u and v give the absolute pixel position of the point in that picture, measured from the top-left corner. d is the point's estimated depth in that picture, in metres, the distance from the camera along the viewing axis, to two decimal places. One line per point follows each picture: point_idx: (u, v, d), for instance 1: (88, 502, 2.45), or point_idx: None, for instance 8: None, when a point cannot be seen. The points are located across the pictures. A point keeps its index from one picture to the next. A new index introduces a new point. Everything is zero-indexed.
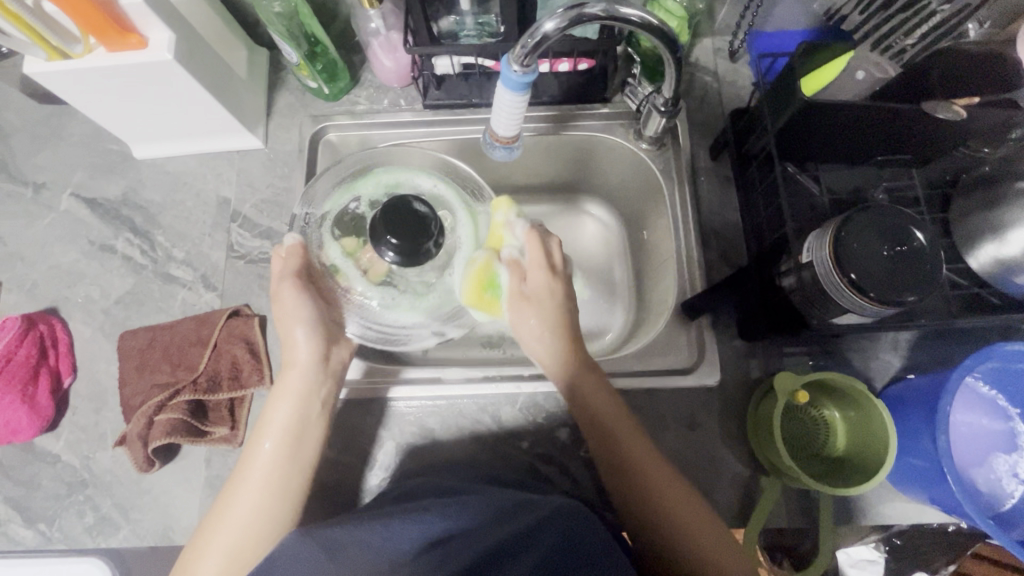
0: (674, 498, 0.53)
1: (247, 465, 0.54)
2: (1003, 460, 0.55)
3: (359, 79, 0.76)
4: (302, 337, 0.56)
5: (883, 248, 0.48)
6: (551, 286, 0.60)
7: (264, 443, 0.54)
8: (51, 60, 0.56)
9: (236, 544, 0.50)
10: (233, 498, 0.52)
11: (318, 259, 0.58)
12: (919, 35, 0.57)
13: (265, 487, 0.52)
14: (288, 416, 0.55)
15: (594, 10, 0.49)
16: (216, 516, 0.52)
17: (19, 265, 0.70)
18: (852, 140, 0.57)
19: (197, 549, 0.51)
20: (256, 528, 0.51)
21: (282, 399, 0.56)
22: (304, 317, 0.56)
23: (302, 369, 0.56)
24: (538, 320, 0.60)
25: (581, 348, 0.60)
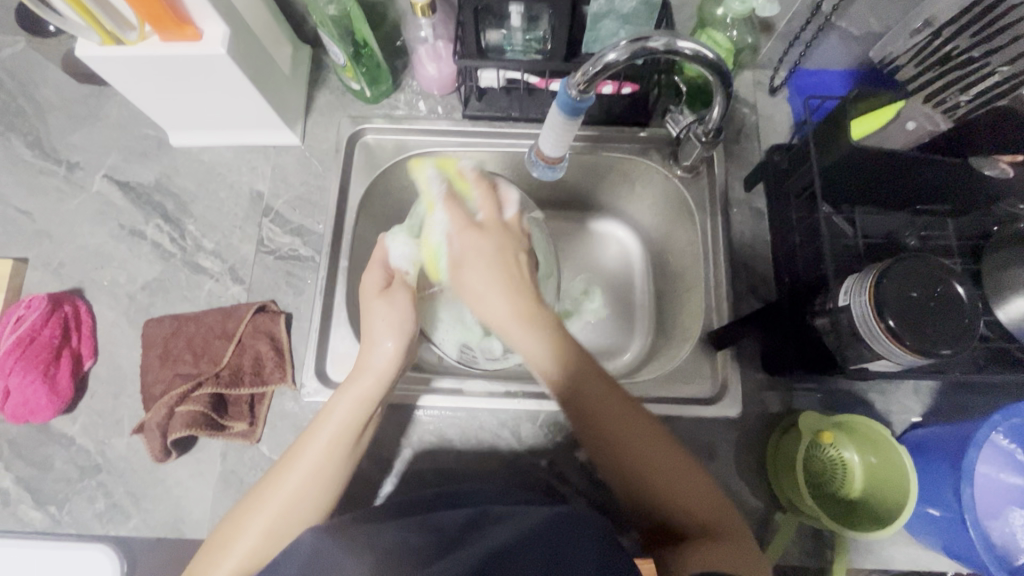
0: (683, 477, 0.49)
1: (299, 453, 0.52)
2: (1019, 515, 0.56)
3: (400, 83, 0.76)
4: (387, 345, 0.55)
5: (925, 298, 0.49)
6: (476, 244, 0.55)
7: (320, 438, 0.53)
8: (103, 45, 0.56)
9: (270, 530, 0.49)
10: (279, 482, 0.51)
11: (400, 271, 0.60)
12: (974, 93, 0.52)
13: (312, 478, 0.51)
14: (346, 413, 0.53)
15: (656, 44, 0.50)
16: (258, 497, 0.51)
17: (46, 243, 0.70)
18: (891, 187, 0.58)
19: (236, 524, 0.50)
20: (292, 514, 0.50)
21: (347, 399, 0.54)
22: (404, 330, 0.56)
23: (376, 376, 0.54)
24: (488, 298, 0.53)
25: (533, 302, 0.52)
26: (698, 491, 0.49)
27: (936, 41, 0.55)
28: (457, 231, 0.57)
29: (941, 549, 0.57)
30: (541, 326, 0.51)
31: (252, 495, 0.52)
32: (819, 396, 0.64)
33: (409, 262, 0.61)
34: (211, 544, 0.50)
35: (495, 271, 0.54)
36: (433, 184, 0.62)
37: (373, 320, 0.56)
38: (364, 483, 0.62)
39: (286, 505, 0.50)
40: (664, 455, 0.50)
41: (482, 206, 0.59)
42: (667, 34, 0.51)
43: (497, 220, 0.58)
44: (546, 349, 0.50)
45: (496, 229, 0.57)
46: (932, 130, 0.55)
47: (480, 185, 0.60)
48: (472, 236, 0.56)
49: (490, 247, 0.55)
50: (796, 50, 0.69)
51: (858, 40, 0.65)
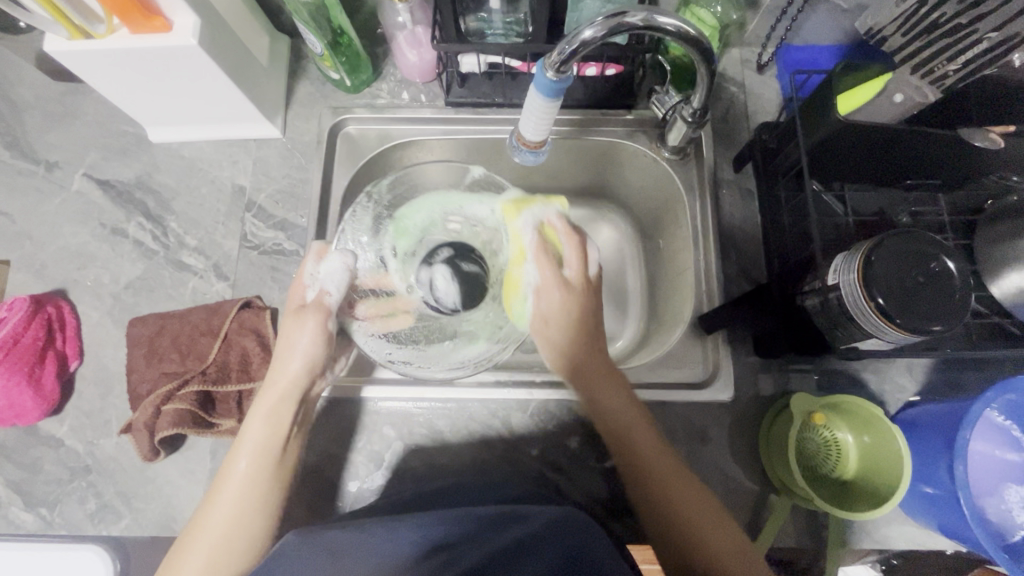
0: (678, 482, 0.52)
1: (223, 481, 0.53)
2: (1015, 491, 0.55)
3: (381, 71, 0.74)
4: (296, 363, 0.56)
5: (913, 273, 0.48)
6: (566, 306, 0.59)
7: (240, 459, 0.53)
8: (72, 40, 0.55)
9: (214, 557, 0.49)
10: (211, 510, 0.51)
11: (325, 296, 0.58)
12: (961, 62, 0.50)
13: (239, 499, 0.51)
14: (262, 432, 0.54)
15: (634, 20, 0.49)
16: (193, 527, 0.51)
17: (28, 244, 0.69)
18: (880, 161, 0.56)
19: (174, 561, 0.50)
20: (234, 538, 0.50)
21: (256, 416, 0.54)
22: (309, 348, 0.56)
23: (280, 389, 0.55)
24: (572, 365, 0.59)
25: (607, 357, 0.60)
26: (687, 492, 0.52)
27: (924, 7, 0.49)
28: (549, 283, 0.60)
29: (938, 528, 0.56)
30: (618, 384, 0.58)
31: (190, 525, 0.52)
32: (813, 377, 0.63)
33: (337, 283, 0.59)
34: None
35: (586, 337, 0.60)
36: (526, 234, 0.62)
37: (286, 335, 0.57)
38: (355, 476, 0.61)
39: (219, 534, 0.50)
40: (656, 454, 0.54)
41: (572, 259, 0.61)
42: (646, 9, 0.49)
43: (583, 278, 0.61)
44: (617, 391, 0.57)
45: (581, 288, 0.60)
46: (919, 103, 0.54)
47: (569, 238, 0.61)
48: (559, 296, 0.60)
49: (575, 310, 0.60)
50: (784, 24, 0.67)
51: (847, 12, 0.64)
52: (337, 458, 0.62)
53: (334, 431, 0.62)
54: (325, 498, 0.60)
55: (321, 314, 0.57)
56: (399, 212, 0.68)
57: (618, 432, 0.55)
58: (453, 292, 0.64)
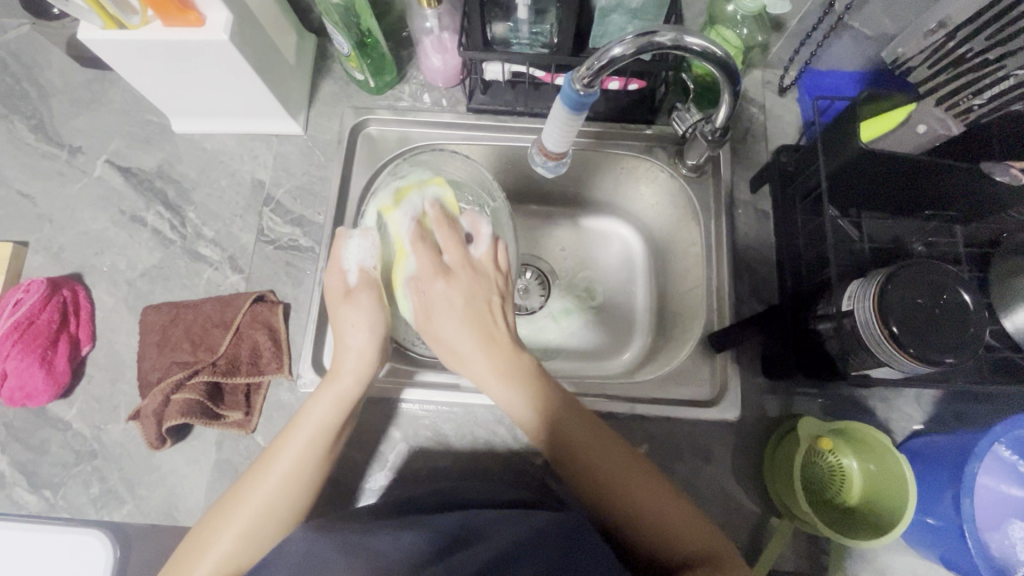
0: (625, 465, 0.52)
1: (276, 455, 0.53)
2: (1019, 527, 0.55)
3: (404, 74, 0.75)
4: (359, 340, 0.57)
5: (929, 302, 0.48)
6: (446, 296, 0.56)
7: (298, 437, 0.54)
8: (106, 28, 0.56)
9: (247, 535, 0.50)
10: (258, 481, 0.52)
11: (367, 268, 0.60)
12: (990, 96, 0.50)
13: (288, 479, 0.52)
14: (324, 414, 0.55)
15: (663, 40, 0.49)
16: (235, 498, 0.52)
17: (47, 227, 0.70)
18: (898, 189, 0.56)
19: (211, 527, 0.51)
20: (270, 518, 0.51)
21: (325, 398, 0.55)
22: (372, 325, 0.58)
23: (353, 375, 0.56)
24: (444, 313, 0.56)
25: (528, 363, 0.55)
26: (652, 488, 0.51)
27: (949, 43, 0.51)
28: (424, 279, 0.57)
29: (940, 560, 0.56)
30: (521, 380, 0.54)
31: (232, 492, 0.53)
32: (819, 401, 0.63)
33: (372, 255, 0.60)
34: (186, 548, 0.51)
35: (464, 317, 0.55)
36: (404, 227, 0.60)
37: (344, 319, 0.58)
38: (358, 476, 0.61)
39: (260, 512, 0.51)
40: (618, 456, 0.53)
41: (449, 246, 0.58)
42: (675, 29, 0.50)
43: (466, 263, 0.58)
44: (524, 402, 0.54)
45: (465, 274, 0.57)
46: (945, 134, 0.54)
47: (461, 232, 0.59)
48: (450, 300, 0.56)
49: (458, 297, 0.56)
50: (808, 49, 0.68)
51: (871, 39, 0.64)
52: (341, 457, 0.62)
53: None
54: (326, 496, 0.60)
55: (370, 291, 0.58)
56: (412, 187, 0.63)
57: (561, 439, 0.53)
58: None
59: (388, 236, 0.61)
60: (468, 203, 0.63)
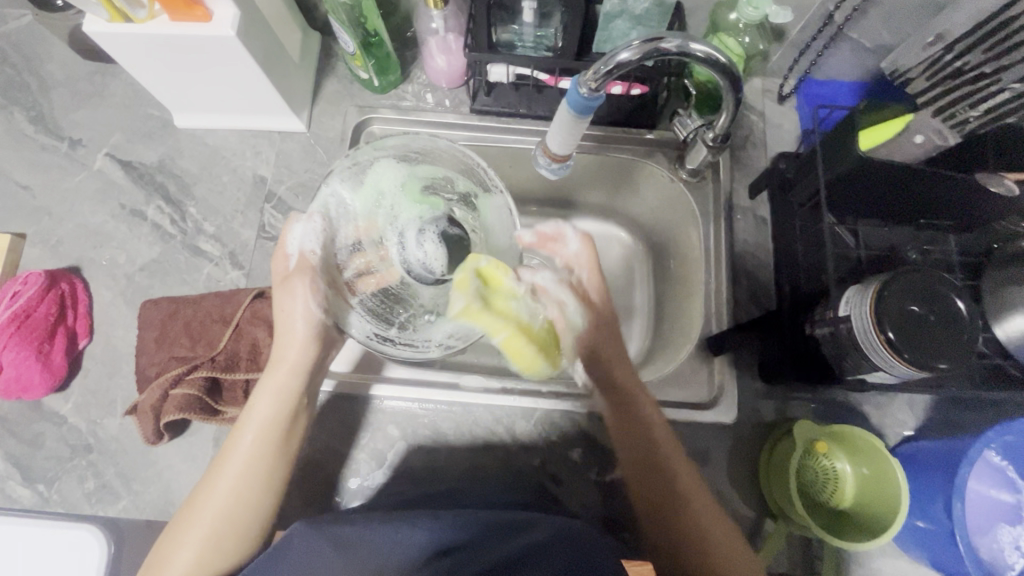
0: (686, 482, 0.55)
1: (225, 459, 0.53)
2: (1007, 531, 0.56)
3: (408, 74, 0.75)
4: (298, 331, 0.57)
5: (923, 310, 0.49)
6: (600, 338, 0.62)
7: (244, 437, 0.54)
8: (112, 22, 0.55)
9: (210, 539, 0.50)
10: (212, 486, 0.52)
11: (309, 252, 0.56)
12: (981, 110, 0.53)
13: (240, 477, 0.52)
14: (268, 410, 0.54)
15: (669, 46, 0.50)
16: (193, 505, 0.52)
17: (45, 220, 0.70)
18: (896, 198, 0.57)
19: (176, 536, 0.51)
20: (228, 522, 0.51)
21: (266, 395, 0.55)
22: (311, 313, 0.57)
23: (288, 367, 0.56)
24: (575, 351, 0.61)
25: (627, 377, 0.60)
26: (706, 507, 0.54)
27: (947, 56, 0.54)
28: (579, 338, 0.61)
29: (930, 562, 0.57)
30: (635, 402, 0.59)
31: (189, 501, 0.53)
32: (814, 405, 0.64)
33: (316, 239, 0.57)
34: (155, 558, 0.51)
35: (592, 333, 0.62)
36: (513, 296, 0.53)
37: (282, 309, 0.57)
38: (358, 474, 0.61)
39: (217, 515, 0.51)
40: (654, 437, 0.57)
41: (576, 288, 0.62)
42: (681, 35, 0.51)
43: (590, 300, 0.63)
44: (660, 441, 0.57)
45: (595, 313, 0.62)
46: (940, 145, 0.56)
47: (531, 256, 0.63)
48: (599, 338, 0.62)
49: (609, 337, 0.62)
50: (807, 58, 0.69)
51: (870, 51, 0.66)
52: (339, 455, 0.62)
53: (338, 427, 0.63)
54: (323, 494, 0.60)
55: (307, 275, 0.56)
56: (371, 173, 0.59)
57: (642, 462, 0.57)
58: (439, 256, 0.58)
59: (342, 219, 0.59)
60: (444, 194, 0.63)
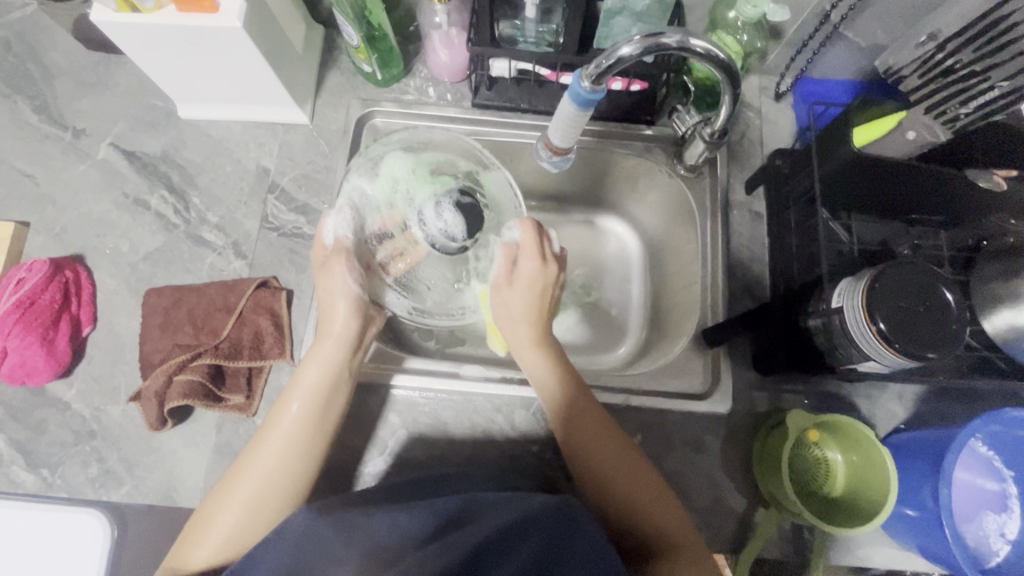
0: (631, 469, 0.55)
1: (270, 429, 0.54)
2: (993, 519, 0.57)
3: (411, 68, 0.76)
4: (341, 307, 0.58)
5: (912, 301, 0.50)
6: (510, 299, 0.63)
7: (291, 406, 0.55)
8: (119, 12, 0.56)
9: (252, 504, 0.51)
10: (254, 456, 0.53)
11: (344, 237, 0.61)
12: (973, 107, 0.55)
13: (286, 444, 0.53)
14: (315, 380, 0.56)
15: (669, 41, 0.51)
16: (237, 470, 0.53)
17: (49, 208, 0.70)
18: (887, 193, 0.59)
19: (220, 499, 0.52)
20: (271, 487, 0.52)
21: (312, 365, 0.57)
22: (349, 289, 0.59)
23: (334, 339, 0.58)
24: (507, 322, 0.63)
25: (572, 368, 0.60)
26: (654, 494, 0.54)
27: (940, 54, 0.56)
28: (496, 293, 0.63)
29: (918, 549, 0.58)
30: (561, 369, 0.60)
31: (231, 473, 0.53)
32: (806, 396, 0.65)
33: (349, 227, 0.61)
34: (197, 521, 0.52)
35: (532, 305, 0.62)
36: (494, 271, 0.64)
37: (324, 286, 0.60)
38: (360, 462, 0.62)
39: (261, 481, 0.52)
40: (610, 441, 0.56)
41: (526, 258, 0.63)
42: (681, 31, 0.52)
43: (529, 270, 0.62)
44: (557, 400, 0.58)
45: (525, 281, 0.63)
46: (933, 141, 0.58)
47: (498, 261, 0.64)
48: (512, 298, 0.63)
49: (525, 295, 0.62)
50: (804, 57, 0.70)
51: (863, 50, 0.66)
52: (341, 442, 0.63)
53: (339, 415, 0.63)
54: (325, 480, 0.61)
55: (345, 255, 0.59)
56: (384, 165, 0.66)
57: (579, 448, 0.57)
58: (458, 222, 0.61)
59: (366, 207, 0.64)
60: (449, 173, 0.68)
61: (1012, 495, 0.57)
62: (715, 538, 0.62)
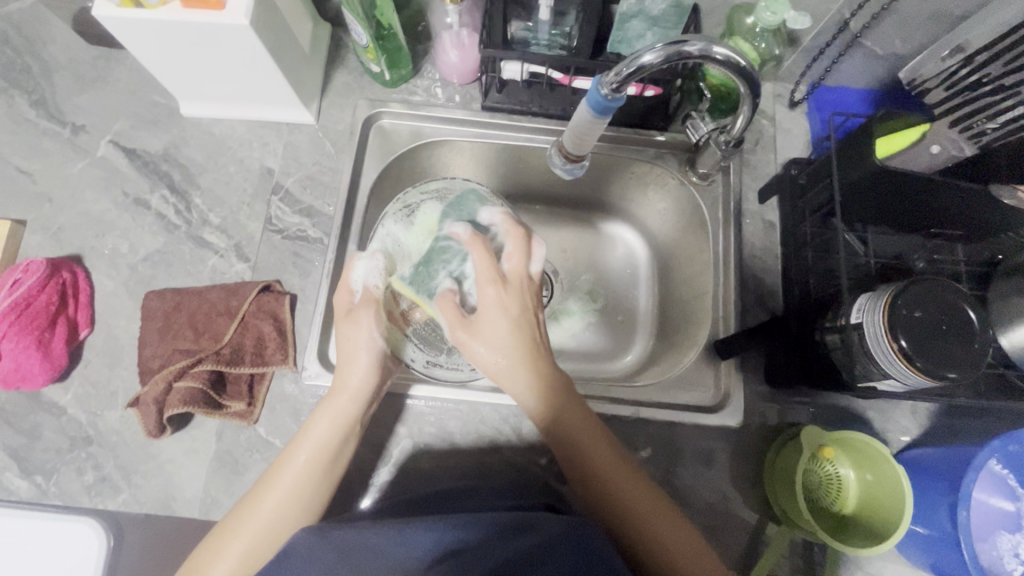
0: (656, 521, 0.51)
1: (274, 479, 0.52)
2: (1007, 539, 0.57)
3: (419, 69, 0.75)
4: (361, 363, 0.56)
5: (935, 320, 0.49)
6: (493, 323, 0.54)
7: (297, 457, 0.53)
8: (123, 7, 0.54)
9: (249, 553, 0.50)
10: (256, 506, 0.51)
11: (375, 287, 0.60)
12: (1000, 120, 0.53)
13: (290, 496, 0.52)
14: (325, 435, 0.54)
15: (692, 49, 0.50)
16: (236, 517, 0.51)
17: (46, 206, 0.68)
18: (908, 205, 0.58)
19: (216, 546, 0.50)
20: (271, 539, 0.50)
21: (323, 418, 0.55)
22: (375, 343, 0.57)
23: (349, 394, 0.55)
24: (497, 368, 0.55)
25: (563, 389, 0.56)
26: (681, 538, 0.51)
27: (964, 69, 0.57)
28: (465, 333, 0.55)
29: (930, 567, 0.58)
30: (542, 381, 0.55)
31: (230, 516, 0.52)
32: (818, 412, 0.64)
33: (378, 276, 0.60)
34: (194, 561, 0.50)
35: (509, 324, 0.54)
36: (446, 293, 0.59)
37: (345, 340, 0.57)
38: (363, 472, 0.61)
39: (260, 530, 0.50)
40: (614, 459, 0.54)
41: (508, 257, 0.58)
42: (703, 39, 0.50)
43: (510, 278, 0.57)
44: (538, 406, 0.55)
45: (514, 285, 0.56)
46: (957, 155, 0.57)
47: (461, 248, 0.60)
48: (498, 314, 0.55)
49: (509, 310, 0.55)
50: (820, 66, 0.69)
51: (882, 59, 0.65)
52: None
53: None
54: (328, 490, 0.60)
55: (373, 307, 0.58)
56: (421, 214, 0.66)
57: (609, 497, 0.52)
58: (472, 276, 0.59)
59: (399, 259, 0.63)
60: None
61: None
62: (725, 554, 0.60)
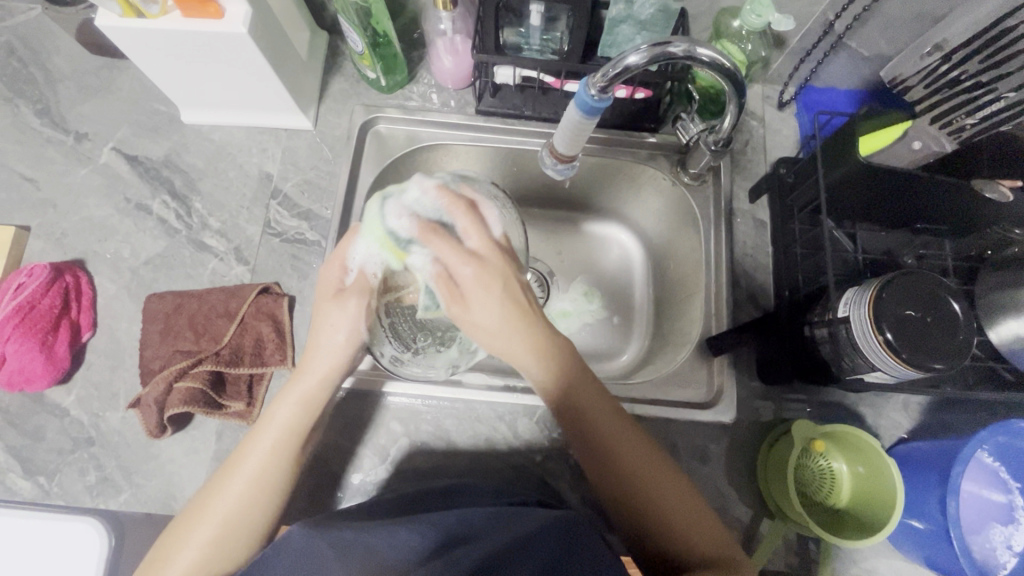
0: (660, 493, 0.51)
1: (240, 462, 0.52)
2: (999, 531, 0.57)
3: (414, 74, 0.76)
4: (333, 347, 0.53)
5: (919, 312, 0.50)
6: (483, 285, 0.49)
7: (262, 442, 0.53)
8: (125, 16, 0.56)
9: (216, 539, 0.49)
10: (221, 491, 0.51)
11: (372, 272, 0.54)
12: (979, 117, 0.54)
13: (255, 481, 0.51)
14: (290, 418, 0.53)
15: (676, 50, 0.51)
16: (201, 505, 0.51)
17: (50, 212, 0.70)
18: (892, 201, 0.59)
19: (180, 534, 0.50)
20: (240, 523, 0.50)
21: (287, 402, 0.54)
22: (357, 334, 0.53)
23: (318, 377, 0.54)
24: (499, 331, 0.49)
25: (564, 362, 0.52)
26: (685, 510, 0.51)
27: (944, 65, 0.56)
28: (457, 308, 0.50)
29: (925, 561, 0.58)
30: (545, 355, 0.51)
31: (194, 506, 0.51)
32: (811, 407, 0.65)
33: (379, 263, 0.54)
34: (159, 551, 0.50)
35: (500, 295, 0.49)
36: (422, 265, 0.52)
37: (324, 322, 0.54)
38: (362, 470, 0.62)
39: (225, 517, 0.50)
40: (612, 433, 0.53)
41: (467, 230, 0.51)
42: (687, 39, 0.52)
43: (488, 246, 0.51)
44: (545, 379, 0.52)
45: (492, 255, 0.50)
46: (937, 152, 0.58)
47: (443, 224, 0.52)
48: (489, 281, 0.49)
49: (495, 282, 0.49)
50: (807, 68, 0.71)
51: (866, 60, 0.67)
52: (342, 450, 0.62)
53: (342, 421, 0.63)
54: (327, 489, 0.61)
55: (364, 295, 0.53)
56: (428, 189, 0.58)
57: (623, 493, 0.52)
58: None
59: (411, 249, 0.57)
60: None
61: (1018, 506, 0.57)
62: None
